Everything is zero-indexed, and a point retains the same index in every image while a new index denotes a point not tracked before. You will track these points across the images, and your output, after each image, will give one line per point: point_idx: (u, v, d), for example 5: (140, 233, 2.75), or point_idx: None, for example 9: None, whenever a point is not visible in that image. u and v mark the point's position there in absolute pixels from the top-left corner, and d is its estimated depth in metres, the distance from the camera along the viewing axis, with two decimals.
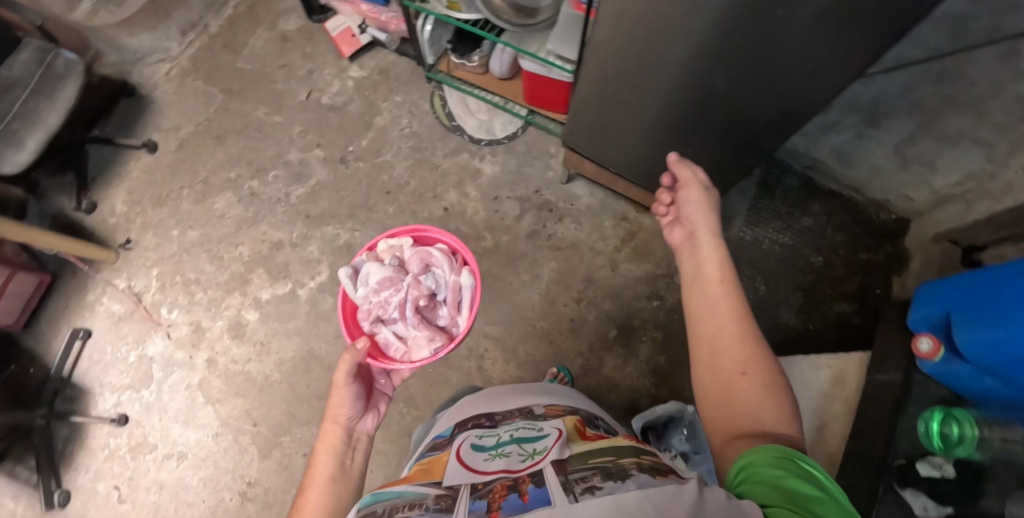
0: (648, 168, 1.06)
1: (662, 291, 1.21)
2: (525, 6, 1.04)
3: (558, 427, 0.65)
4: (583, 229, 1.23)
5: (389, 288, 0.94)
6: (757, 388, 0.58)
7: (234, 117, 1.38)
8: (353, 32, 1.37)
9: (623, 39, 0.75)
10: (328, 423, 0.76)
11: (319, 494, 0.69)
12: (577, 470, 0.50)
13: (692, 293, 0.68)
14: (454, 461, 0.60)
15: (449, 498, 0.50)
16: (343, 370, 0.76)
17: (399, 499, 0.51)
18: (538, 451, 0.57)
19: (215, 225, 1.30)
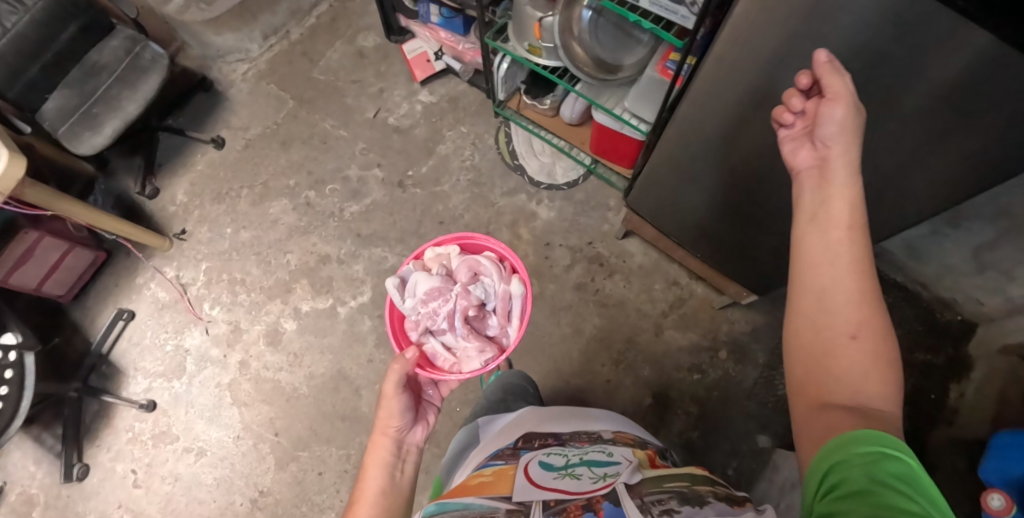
0: (708, 250, 1.02)
1: (704, 364, 1.17)
2: (607, 61, 0.98)
3: (627, 455, 0.71)
4: (631, 288, 1.20)
5: (437, 298, 0.88)
6: (864, 354, 0.51)
7: (302, 125, 1.42)
8: (428, 57, 1.38)
9: (718, 109, 0.72)
10: (377, 433, 0.72)
11: (370, 508, 0.66)
12: (652, 494, 0.60)
13: (804, 233, 0.56)
14: (521, 476, 0.66)
15: (521, 513, 0.57)
16: (392, 382, 0.73)
17: (468, 510, 0.59)
18: (608, 476, 0.64)
19: (268, 230, 1.32)
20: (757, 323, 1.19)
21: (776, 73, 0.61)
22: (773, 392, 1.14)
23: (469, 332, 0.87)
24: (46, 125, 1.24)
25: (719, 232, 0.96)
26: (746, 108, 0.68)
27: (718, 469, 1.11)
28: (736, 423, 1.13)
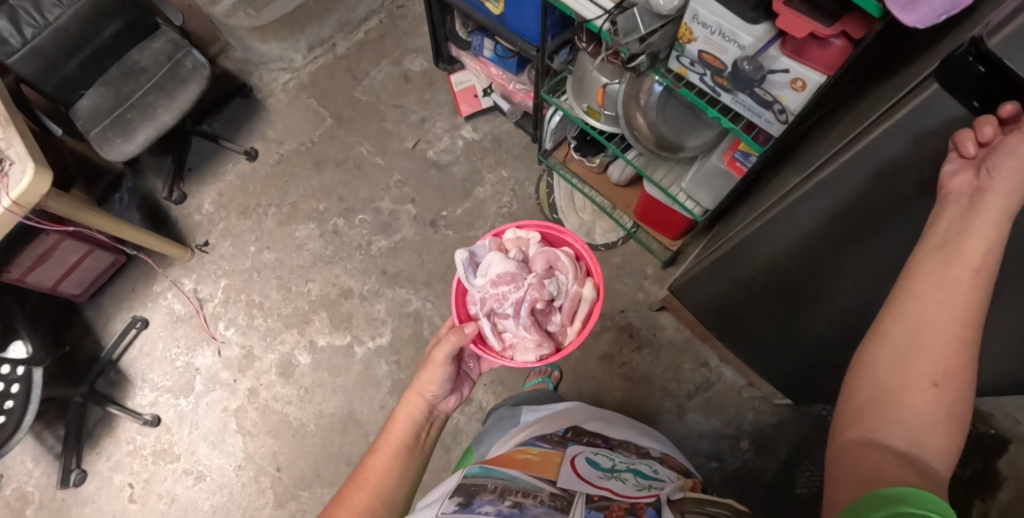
0: (757, 348, 0.94)
1: (724, 453, 1.08)
2: (669, 139, 0.93)
3: (672, 479, 0.75)
4: (659, 364, 1.13)
5: (509, 284, 0.81)
6: (935, 407, 0.46)
7: (338, 146, 1.39)
8: (477, 93, 1.35)
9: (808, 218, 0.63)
10: (414, 393, 0.76)
11: (391, 461, 0.69)
12: (692, 513, 0.63)
13: (919, 266, 0.50)
14: (567, 466, 0.71)
15: (563, 499, 0.62)
16: (443, 353, 0.75)
17: (512, 482, 0.64)
18: (652, 488, 0.69)
19: (292, 254, 1.29)
20: (783, 415, 1.09)
21: (899, 177, 0.52)
22: (791, 491, 1.04)
23: (531, 325, 0.81)
24: (78, 124, 1.20)
25: (769, 334, 0.88)
26: (843, 218, 0.60)
27: None
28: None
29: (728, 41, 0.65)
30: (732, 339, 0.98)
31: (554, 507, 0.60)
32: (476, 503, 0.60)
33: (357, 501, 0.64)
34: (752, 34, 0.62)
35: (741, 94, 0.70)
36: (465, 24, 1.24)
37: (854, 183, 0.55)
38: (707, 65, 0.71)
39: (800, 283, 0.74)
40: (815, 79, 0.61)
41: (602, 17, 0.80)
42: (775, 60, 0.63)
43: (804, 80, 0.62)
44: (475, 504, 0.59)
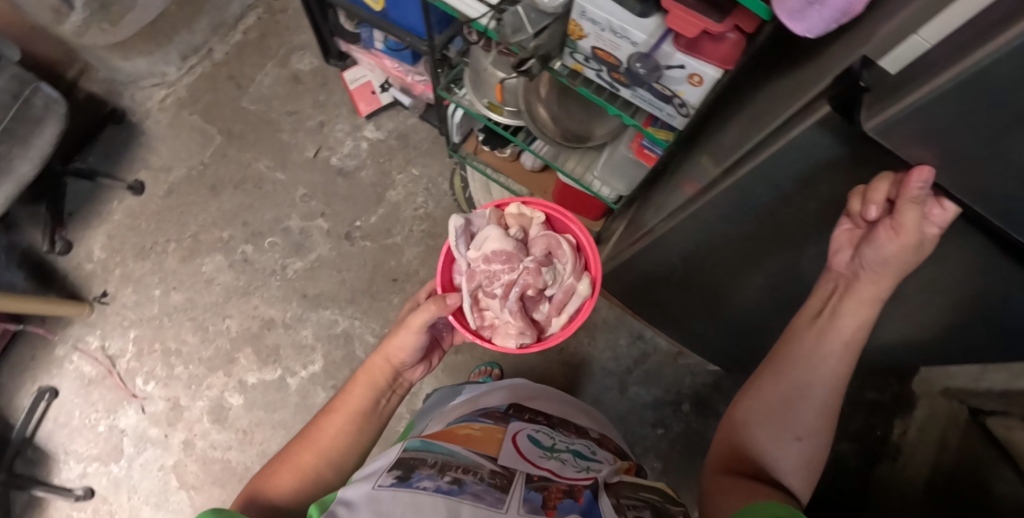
0: (683, 329, 0.98)
1: (668, 418, 1.13)
2: (576, 131, 0.91)
3: (609, 461, 0.74)
4: (596, 344, 1.14)
5: (502, 263, 0.77)
6: (798, 454, 0.56)
7: (233, 166, 1.28)
8: (374, 89, 1.26)
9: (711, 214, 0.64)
10: (381, 356, 0.75)
11: (343, 427, 0.70)
12: (628, 498, 0.61)
13: (798, 332, 0.59)
14: (509, 443, 0.68)
15: (502, 476, 0.58)
16: (419, 320, 0.71)
17: (451, 458, 0.59)
18: (591, 470, 0.67)
19: (203, 290, 1.21)
20: (717, 375, 1.14)
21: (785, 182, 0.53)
22: None
23: (517, 311, 0.77)
24: None
25: (690, 315, 0.91)
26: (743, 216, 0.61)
27: None
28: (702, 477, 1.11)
29: (619, 37, 0.65)
30: (661, 323, 1.01)
31: (495, 485, 0.56)
32: (414, 477, 0.55)
33: (303, 461, 0.66)
34: (644, 30, 0.62)
35: (641, 89, 0.72)
36: (349, 17, 1.14)
37: (760, 183, 0.55)
38: (601, 61, 0.72)
39: (710, 274, 0.77)
40: (711, 73, 0.62)
41: (487, 14, 0.80)
42: (670, 57, 0.63)
43: (699, 74, 0.63)
44: (413, 478, 0.55)
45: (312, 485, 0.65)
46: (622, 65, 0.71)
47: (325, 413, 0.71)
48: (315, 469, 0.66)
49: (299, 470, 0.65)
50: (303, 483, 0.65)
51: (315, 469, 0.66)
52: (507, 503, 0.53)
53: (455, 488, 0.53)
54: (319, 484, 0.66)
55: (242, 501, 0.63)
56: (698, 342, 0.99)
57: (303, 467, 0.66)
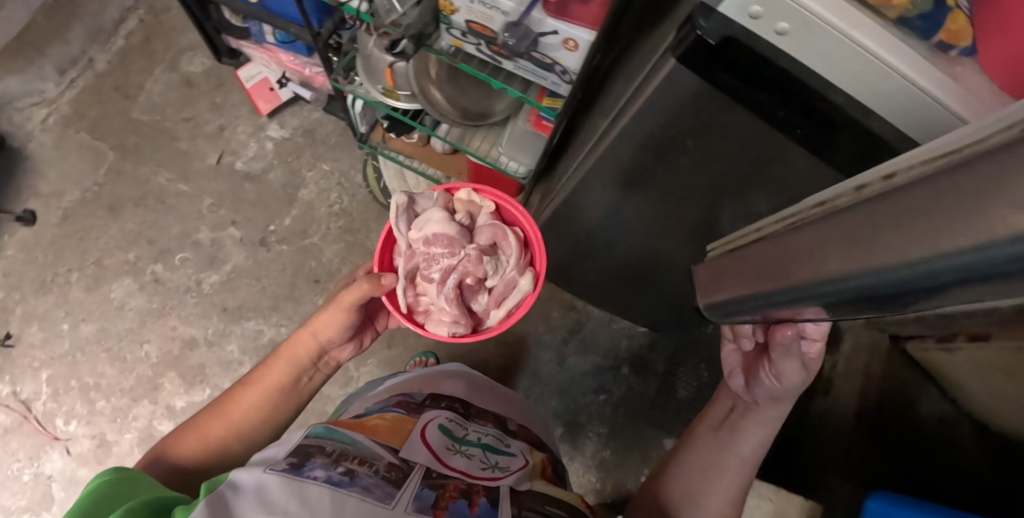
0: (612, 282, 0.99)
1: (609, 383, 1.16)
2: (474, 109, 0.90)
3: (521, 455, 0.76)
4: (529, 320, 1.16)
5: (443, 246, 0.74)
6: None
7: (130, 182, 1.19)
8: (272, 85, 1.19)
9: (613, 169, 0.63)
10: (308, 332, 0.72)
11: (259, 404, 0.68)
12: (528, 511, 0.63)
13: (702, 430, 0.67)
14: (418, 433, 0.67)
15: (399, 470, 0.57)
16: (351, 298, 0.69)
17: (351, 446, 0.58)
18: (497, 467, 0.68)
19: (115, 318, 1.14)
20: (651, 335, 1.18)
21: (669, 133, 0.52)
22: (673, 397, 1.16)
23: (453, 299, 0.74)
24: None
25: (614, 266, 0.92)
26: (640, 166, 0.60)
27: (633, 482, 1.14)
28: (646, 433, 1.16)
29: (490, 8, 0.62)
30: (589, 277, 1.01)
31: (389, 479, 0.55)
32: (307, 464, 0.53)
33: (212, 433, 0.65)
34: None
35: (521, 60, 0.69)
36: (235, 13, 1.06)
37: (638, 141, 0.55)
38: (479, 34, 0.69)
39: (625, 225, 0.76)
40: (584, 36, 0.61)
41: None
42: (541, 23, 0.62)
43: (573, 38, 0.62)
44: (305, 467, 0.53)
45: (219, 460, 0.64)
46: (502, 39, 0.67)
47: (243, 385, 0.70)
48: (224, 441, 0.65)
49: (207, 442, 0.64)
50: (208, 456, 0.64)
51: (224, 442, 0.65)
52: (397, 499, 0.53)
53: (345, 480, 0.52)
54: (226, 458, 0.65)
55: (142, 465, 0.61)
56: (630, 294, 1.01)
57: (210, 440, 0.65)
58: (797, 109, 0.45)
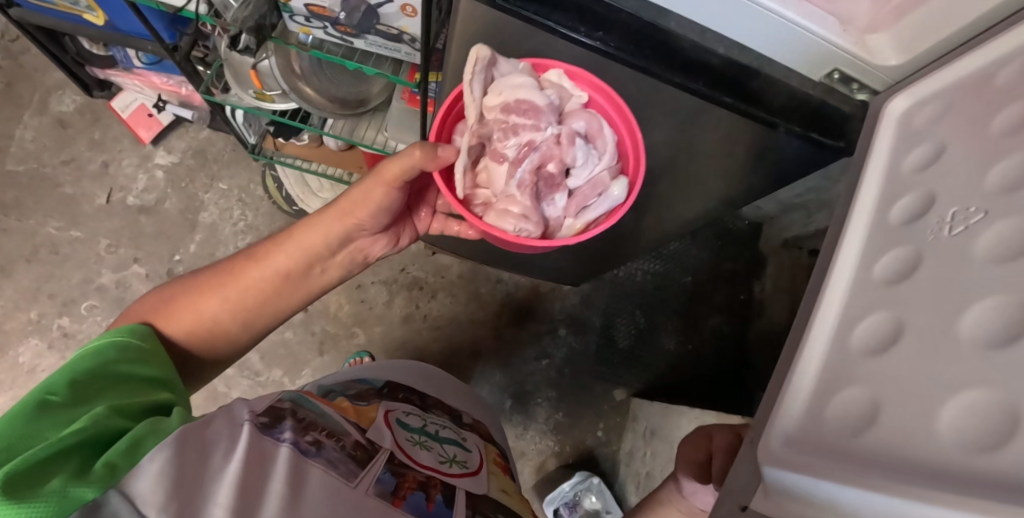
0: None
1: (549, 348, 1.21)
2: (349, 96, 0.88)
3: (479, 449, 0.72)
4: (459, 301, 1.18)
5: (525, 118, 0.52)
6: None
7: (17, 238, 1.11)
8: (150, 111, 1.13)
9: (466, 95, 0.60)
10: (333, 211, 0.62)
11: (256, 293, 0.58)
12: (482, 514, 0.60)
13: None
14: (380, 414, 0.63)
15: (365, 449, 0.54)
16: (395, 171, 0.55)
17: (320, 417, 0.54)
18: (456, 460, 0.65)
19: (28, 383, 1.07)
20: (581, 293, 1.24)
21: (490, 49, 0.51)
22: (616, 348, 1.23)
23: (529, 187, 0.54)
24: None
25: None
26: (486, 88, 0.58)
27: (589, 436, 1.19)
28: (593, 388, 1.21)
29: None
30: None
31: (354, 458, 0.52)
32: (278, 425, 0.49)
33: (196, 312, 0.55)
34: None
35: (369, 35, 0.68)
36: (92, 41, 0.99)
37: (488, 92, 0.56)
38: (321, 17, 0.66)
39: None
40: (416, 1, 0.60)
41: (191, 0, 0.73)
42: None
43: (408, 3, 0.60)
44: (274, 428, 0.49)
45: (197, 348, 0.56)
46: (343, 16, 0.65)
47: (240, 258, 0.59)
48: (207, 326, 0.56)
49: (187, 323, 0.55)
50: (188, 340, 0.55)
51: (206, 328, 0.56)
52: (360, 478, 0.51)
53: (311, 451, 0.49)
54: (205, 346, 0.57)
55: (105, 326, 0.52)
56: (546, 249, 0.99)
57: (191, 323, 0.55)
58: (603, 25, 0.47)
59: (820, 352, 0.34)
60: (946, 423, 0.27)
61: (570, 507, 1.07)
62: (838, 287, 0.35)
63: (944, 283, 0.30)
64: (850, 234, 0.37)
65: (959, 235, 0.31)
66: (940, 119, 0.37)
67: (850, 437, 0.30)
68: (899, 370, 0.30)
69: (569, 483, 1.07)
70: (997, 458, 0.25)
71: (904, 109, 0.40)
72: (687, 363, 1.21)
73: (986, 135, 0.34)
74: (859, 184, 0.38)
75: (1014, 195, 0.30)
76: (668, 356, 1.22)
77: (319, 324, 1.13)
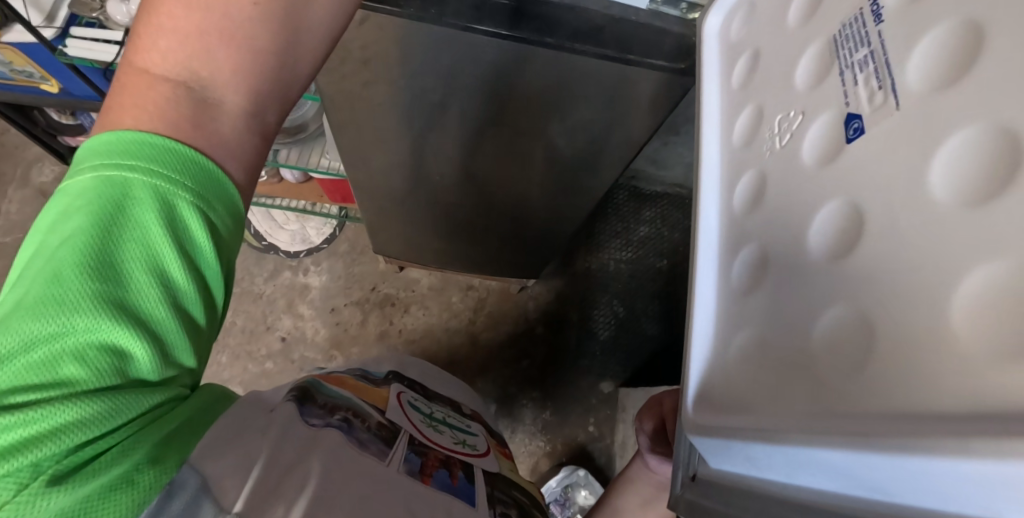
0: (479, 236, 0.98)
1: (527, 348, 1.20)
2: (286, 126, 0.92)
3: (484, 435, 0.73)
4: (432, 312, 1.20)
5: None
6: None
7: None
8: None
9: (367, 107, 0.63)
10: None
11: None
12: (502, 492, 0.60)
13: None
14: (395, 399, 0.63)
15: (389, 430, 0.54)
16: None
17: (340, 399, 0.55)
18: (468, 443, 0.65)
19: None
20: (555, 288, 1.24)
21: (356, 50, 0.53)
22: (597, 340, 1.21)
23: None
24: None
25: (468, 217, 0.93)
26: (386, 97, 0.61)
27: (581, 432, 1.17)
28: (578, 383, 1.19)
29: None
30: (462, 239, 1.00)
31: (380, 437, 0.52)
32: (304, 408, 0.49)
33: None
34: None
35: None
36: (58, 111, 1.07)
37: (364, 85, 0.59)
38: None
39: (430, 160, 0.76)
40: None
41: (121, 53, 0.79)
42: None
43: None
44: (303, 412, 0.49)
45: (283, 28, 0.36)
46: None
47: None
48: None
49: None
50: (261, 24, 0.36)
51: None
52: (391, 457, 0.51)
53: (344, 428, 0.50)
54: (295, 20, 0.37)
55: (121, 82, 0.36)
56: (501, 244, 1.01)
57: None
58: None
59: (711, 304, 0.32)
60: (818, 346, 0.25)
61: (562, 504, 1.06)
62: (711, 225, 0.33)
63: (790, 196, 0.28)
64: (707, 176, 0.34)
65: (788, 145, 0.29)
66: (753, 23, 0.35)
67: (751, 382, 0.28)
68: (776, 304, 0.28)
69: (555, 479, 1.07)
70: (864, 377, 0.22)
71: (721, 26, 0.38)
72: (671, 346, 1.21)
73: (788, 32, 0.31)
74: (700, 120, 0.36)
75: (825, 87, 0.27)
76: (652, 342, 1.21)
77: (297, 352, 1.15)
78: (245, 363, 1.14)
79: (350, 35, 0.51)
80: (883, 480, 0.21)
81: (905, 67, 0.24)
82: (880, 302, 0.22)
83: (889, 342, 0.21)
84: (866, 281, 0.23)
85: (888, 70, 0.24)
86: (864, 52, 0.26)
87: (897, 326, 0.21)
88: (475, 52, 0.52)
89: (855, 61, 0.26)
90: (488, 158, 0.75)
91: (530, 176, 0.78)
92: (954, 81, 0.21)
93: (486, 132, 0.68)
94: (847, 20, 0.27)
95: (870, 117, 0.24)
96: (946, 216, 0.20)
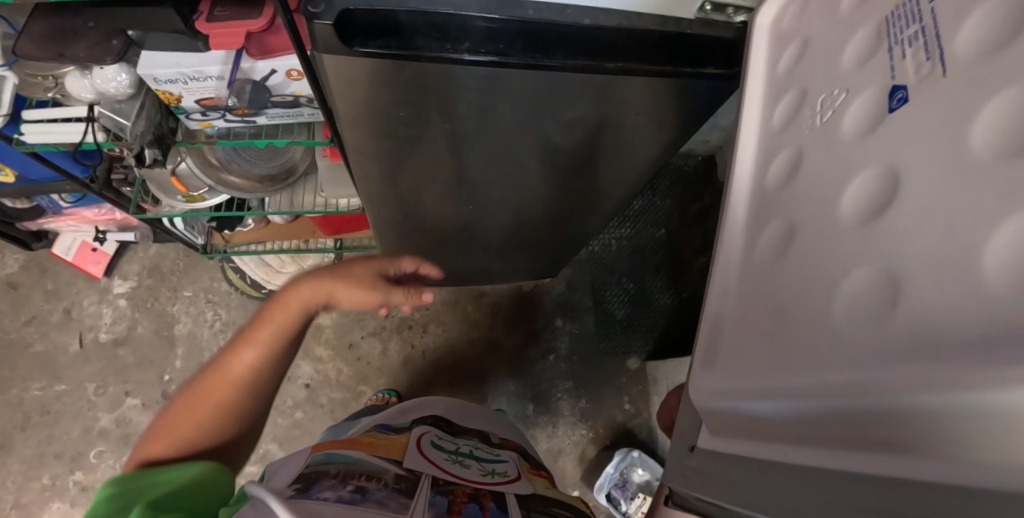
0: (492, 248, 0.97)
1: (551, 342, 1.21)
2: (275, 172, 0.89)
3: (512, 459, 0.73)
4: (450, 326, 1.19)
5: None
6: None
7: (4, 412, 1.07)
8: (93, 245, 1.12)
9: (387, 149, 0.60)
10: None
11: (269, 366, 0.57)
12: (537, 510, 0.61)
13: None
14: (413, 446, 0.64)
15: (408, 480, 0.55)
16: None
17: (355, 464, 0.55)
18: (496, 471, 0.65)
19: None
20: (564, 278, 1.25)
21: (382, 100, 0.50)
22: (614, 320, 1.23)
23: None
24: None
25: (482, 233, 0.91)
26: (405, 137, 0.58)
27: (618, 412, 1.19)
28: (605, 366, 1.21)
29: (204, 80, 0.63)
30: (474, 254, 0.98)
31: (400, 490, 0.53)
32: (314, 488, 0.49)
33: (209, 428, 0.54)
34: (211, 63, 0.61)
35: (268, 110, 0.69)
36: (14, 200, 0.98)
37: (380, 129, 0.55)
38: (214, 107, 0.68)
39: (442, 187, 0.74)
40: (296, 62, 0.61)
41: (90, 128, 0.72)
42: (257, 68, 0.62)
43: (292, 68, 0.62)
44: (312, 491, 0.49)
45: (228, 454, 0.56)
46: (233, 100, 0.67)
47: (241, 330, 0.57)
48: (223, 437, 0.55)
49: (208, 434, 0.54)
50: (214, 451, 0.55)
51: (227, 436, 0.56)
52: (415, 506, 0.51)
53: (358, 497, 0.49)
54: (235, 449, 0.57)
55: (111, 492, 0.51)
56: (514, 250, 0.99)
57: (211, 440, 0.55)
58: (465, 36, 0.44)
59: (732, 272, 0.35)
60: (838, 302, 0.26)
61: (621, 486, 1.08)
62: (742, 200, 0.35)
63: (822, 169, 0.30)
64: (743, 153, 0.36)
65: (829, 121, 0.30)
66: (804, 13, 0.36)
67: (768, 347, 0.30)
68: (798, 265, 0.29)
69: (613, 465, 1.09)
70: (889, 326, 0.23)
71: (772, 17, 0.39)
72: (686, 310, 1.22)
73: (839, 17, 0.33)
74: (743, 99, 0.37)
75: (871, 65, 0.29)
76: (667, 311, 1.22)
77: (325, 395, 1.13)
78: (273, 419, 1.11)
79: (383, 90, 0.48)
80: (885, 422, 0.22)
81: (956, 38, 0.25)
82: (904, 254, 0.23)
83: (910, 295, 0.23)
84: (888, 240, 0.24)
85: (937, 42, 0.26)
86: (916, 28, 0.27)
87: (921, 282, 0.22)
88: (519, 93, 0.49)
89: (905, 37, 0.28)
90: (494, 184, 0.72)
91: (543, 187, 0.77)
92: (998, 48, 0.23)
93: (506, 163, 0.66)
94: (901, 1, 0.29)
95: (916, 86, 0.26)
96: (981, 166, 0.21)
